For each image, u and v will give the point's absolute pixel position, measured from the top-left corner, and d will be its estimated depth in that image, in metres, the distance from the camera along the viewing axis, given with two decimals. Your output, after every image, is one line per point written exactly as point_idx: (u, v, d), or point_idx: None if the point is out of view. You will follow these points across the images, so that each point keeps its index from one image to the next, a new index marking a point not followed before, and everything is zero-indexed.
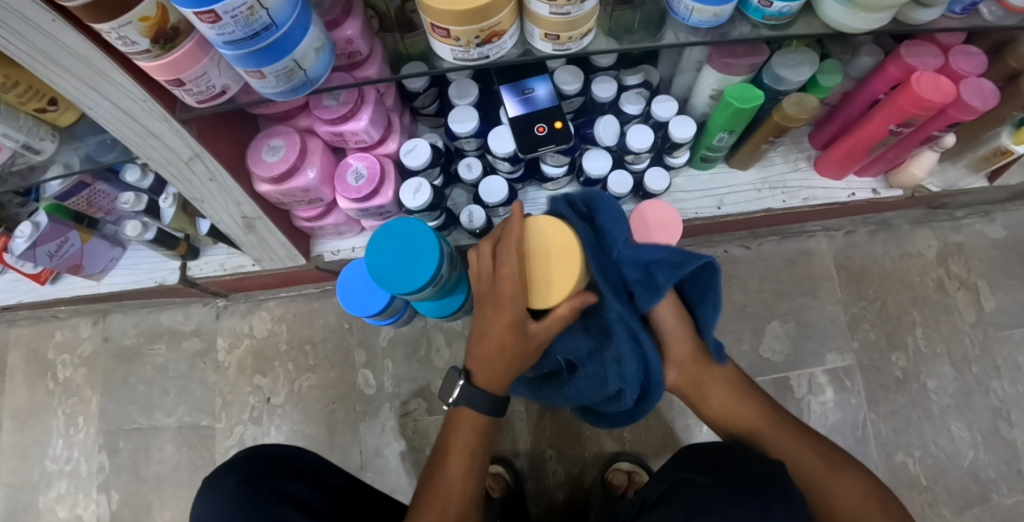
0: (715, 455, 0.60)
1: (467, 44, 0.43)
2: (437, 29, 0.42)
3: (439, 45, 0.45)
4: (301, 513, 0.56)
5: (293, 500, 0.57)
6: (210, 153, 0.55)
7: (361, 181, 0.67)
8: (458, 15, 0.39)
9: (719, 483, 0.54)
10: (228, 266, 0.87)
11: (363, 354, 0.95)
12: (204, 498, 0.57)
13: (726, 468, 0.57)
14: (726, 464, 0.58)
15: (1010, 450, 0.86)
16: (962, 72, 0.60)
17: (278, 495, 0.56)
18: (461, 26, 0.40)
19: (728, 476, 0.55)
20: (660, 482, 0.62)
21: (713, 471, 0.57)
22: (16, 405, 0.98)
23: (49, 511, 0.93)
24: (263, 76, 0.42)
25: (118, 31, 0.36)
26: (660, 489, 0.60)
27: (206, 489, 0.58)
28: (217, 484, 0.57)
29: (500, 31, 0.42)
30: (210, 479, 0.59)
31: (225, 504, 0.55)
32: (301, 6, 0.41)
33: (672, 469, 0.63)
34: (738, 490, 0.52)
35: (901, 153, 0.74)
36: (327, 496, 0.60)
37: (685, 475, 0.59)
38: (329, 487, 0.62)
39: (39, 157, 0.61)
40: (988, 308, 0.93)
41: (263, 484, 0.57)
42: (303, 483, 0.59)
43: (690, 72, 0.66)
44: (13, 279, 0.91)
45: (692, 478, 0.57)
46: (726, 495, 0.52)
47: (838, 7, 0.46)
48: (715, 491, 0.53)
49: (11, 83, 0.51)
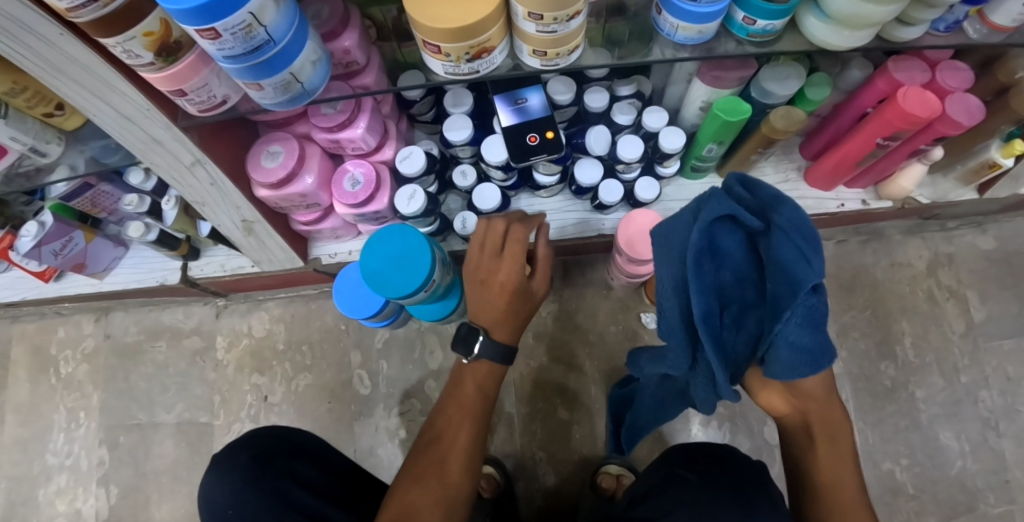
0: (700, 452, 0.62)
1: (457, 60, 0.45)
2: (428, 45, 0.43)
3: (432, 61, 0.46)
4: (311, 495, 0.58)
5: (300, 480, 0.59)
6: (211, 159, 0.56)
7: (358, 187, 0.68)
8: (448, 32, 0.40)
9: (704, 481, 0.56)
10: (228, 267, 0.89)
11: (359, 354, 0.96)
12: (211, 476, 0.59)
13: (711, 469, 0.58)
14: (711, 461, 0.59)
15: (997, 460, 0.87)
16: (949, 87, 0.61)
17: (284, 473, 0.59)
18: (450, 43, 0.42)
19: (711, 473, 0.57)
20: (648, 477, 0.63)
21: (698, 467, 0.59)
22: (19, 400, 1.00)
23: (49, 504, 0.95)
24: (261, 88, 0.44)
25: (123, 45, 0.38)
26: (648, 483, 0.62)
27: (215, 465, 0.59)
28: (226, 461, 0.59)
29: (489, 47, 0.44)
30: (218, 456, 0.60)
31: (234, 479, 0.57)
32: (299, 22, 0.42)
33: (660, 466, 0.63)
34: (723, 490, 0.54)
35: (889, 166, 0.75)
36: (330, 477, 0.62)
37: (671, 471, 0.60)
38: (334, 470, 0.64)
39: (45, 160, 0.63)
40: (978, 319, 0.94)
41: (272, 462, 0.59)
42: (310, 464, 0.62)
43: (681, 83, 0.68)
44: (18, 276, 0.93)
45: (679, 474, 0.59)
46: (712, 493, 0.54)
47: (819, 24, 0.48)
48: (702, 489, 0.55)
49: (19, 89, 0.52)
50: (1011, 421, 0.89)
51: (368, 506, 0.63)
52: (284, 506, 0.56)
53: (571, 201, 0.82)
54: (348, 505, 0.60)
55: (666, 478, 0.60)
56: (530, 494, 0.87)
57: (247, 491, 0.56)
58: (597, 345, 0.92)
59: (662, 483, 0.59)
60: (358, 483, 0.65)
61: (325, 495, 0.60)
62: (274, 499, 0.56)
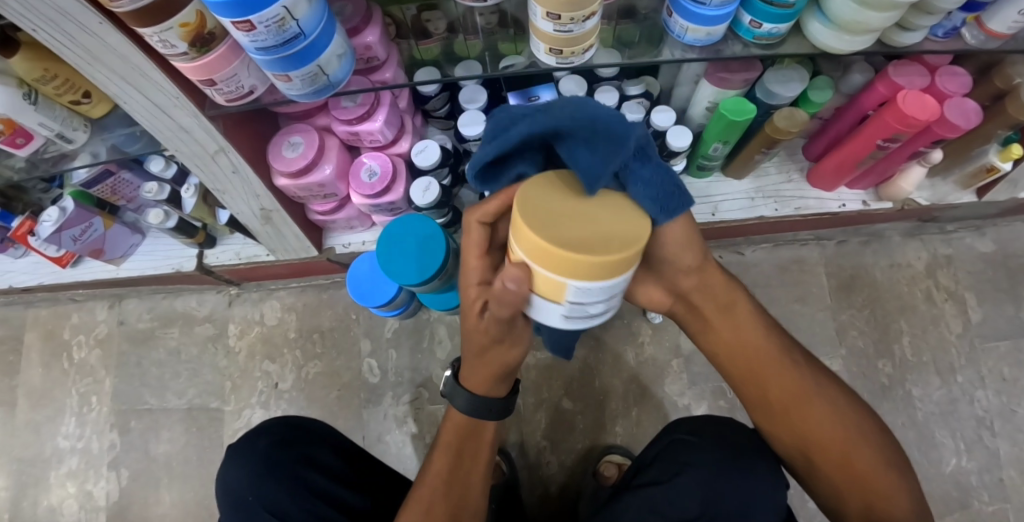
0: (703, 417, 0.63)
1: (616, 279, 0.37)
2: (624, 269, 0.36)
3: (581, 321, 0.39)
4: (327, 479, 0.61)
5: (316, 465, 0.62)
6: (234, 147, 0.59)
7: (374, 179, 0.71)
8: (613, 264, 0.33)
9: (712, 445, 0.58)
10: (243, 255, 0.91)
11: (368, 343, 0.98)
12: (229, 464, 0.61)
13: (715, 427, 0.61)
14: (715, 422, 0.61)
15: (991, 458, 0.89)
16: (947, 91, 0.63)
17: (303, 459, 0.61)
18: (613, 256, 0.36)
19: (717, 435, 0.59)
20: (652, 446, 0.65)
21: (700, 429, 0.61)
22: (31, 384, 1.02)
23: (60, 486, 0.97)
24: (288, 80, 0.46)
25: (160, 35, 0.40)
26: (652, 451, 0.64)
27: (234, 455, 0.62)
28: (244, 449, 0.62)
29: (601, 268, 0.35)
30: (237, 444, 0.63)
31: (254, 465, 0.60)
32: (327, 17, 0.44)
33: (662, 433, 0.66)
34: (727, 454, 0.57)
35: (889, 168, 0.77)
36: (343, 459, 0.65)
37: (676, 436, 0.62)
38: (349, 453, 0.66)
39: (70, 146, 0.65)
40: (975, 320, 0.96)
41: (291, 448, 0.62)
42: (328, 449, 0.64)
43: (689, 84, 0.70)
44: (35, 262, 0.95)
45: (684, 440, 0.61)
46: (719, 458, 0.57)
47: (822, 28, 0.50)
48: (707, 456, 0.58)
49: (49, 76, 0.55)
50: (1006, 421, 0.91)
51: (385, 478, 0.66)
52: (301, 489, 0.59)
53: None
54: (369, 487, 0.63)
55: (670, 443, 0.62)
56: (535, 479, 0.89)
57: (269, 475, 0.59)
58: (601, 339, 0.95)
59: (668, 449, 0.61)
60: (376, 466, 0.66)
61: (343, 482, 0.62)
62: (292, 483, 0.59)
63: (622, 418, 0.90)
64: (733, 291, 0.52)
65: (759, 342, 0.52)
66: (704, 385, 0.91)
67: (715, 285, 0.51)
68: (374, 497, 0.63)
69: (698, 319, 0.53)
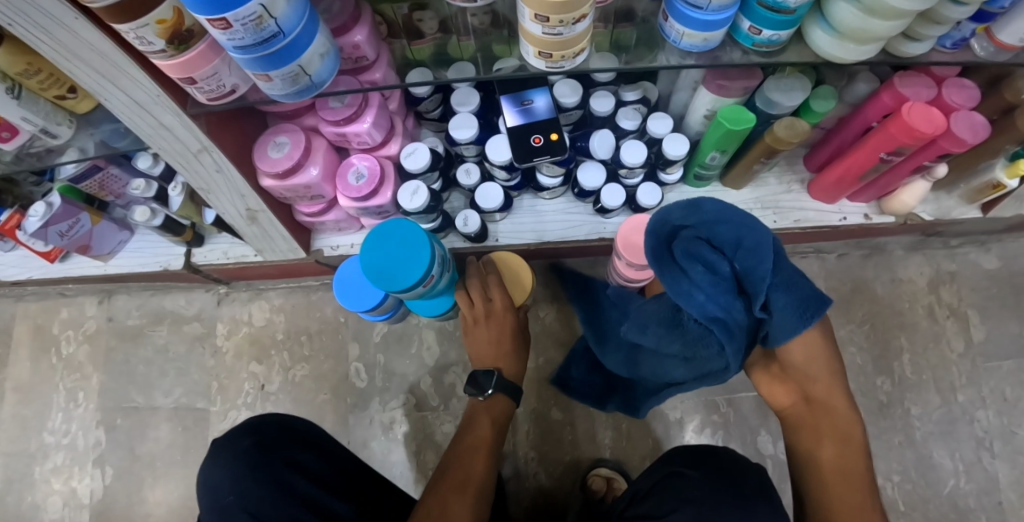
0: (699, 450, 0.62)
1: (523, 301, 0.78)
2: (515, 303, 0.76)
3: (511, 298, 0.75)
4: (309, 482, 0.59)
5: (299, 467, 0.60)
6: (218, 147, 0.57)
7: (362, 181, 0.69)
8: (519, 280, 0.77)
9: (708, 479, 0.57)
10: (231, 255, 0.90)
11: (356, 347, 0.97)
12: (213, 462, 0.60)
13: (712, 463, 0.60)
14: (709, 456, 0.61)
15: (991, 481, 0.87)
16: (954, 104, 0.61)
17: (286, 461, 0.60)
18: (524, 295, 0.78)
19: (712, 469, 0.58)
20: (647, 476, 0.63)
21: (699, 464, 0.60)
22: (19, 378, 1.01)
23: (45, 482, 0.96)
24: (269, 79, 0.45)
25: (136, 32, 0.39)
26: (647, 482, 0.62)
27: (214, 456, 0.61)
28: (227, 448, 0.61)
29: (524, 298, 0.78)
30: (222, 442, 0.62)
31: (235, 464, 0.59)
32: (309, 15, 0.43)
33: (658, 464, 0.64)
34: (725, 487, 0.56)
35: (893, 182, 0.75)
36: (330, 465, 0.63)
37: (673, 469, 0.60)
38: (335, 459, 0.64)
39: (55, 141, 0.63)
40: (977, 338, 0.94)
41: (274, 449, 0.60)
42: (313, 453, 0.63)
43: (687, 91, 0.68)
44: (24, 256, 0.94)
45: (681, 473, 0.59)
46: (711, 490, 0.55)
47: (826, 37, 0.48)
48: (705, 487, 0.56)
49: (33, 70, 0.53)
50: (1006, 442, 0.88)
51: (372, 488, 0.65)
52: (280, 491, 0.57)
53: (573, 204, 0.83)
54: (354, 493, 0.62)
55: (665, 475, 0.60)
56: (522, 489, 0.87)
57: (250, 478, 0.57)
58: None
59: (663, 481, 0.59)
60: (363, 473, 0.65)
61: (328, 488, 0.60)
62: (275, 486, 0.57)
63: (613, 431, 0.89)
64: (849, 420, 0.58)
65: (855, 478, 0.55)
66: (698, 398, 0.89)
67: (839, 417, 0.58)
68: (357, 504, 0.61)
69: (806, 429, 0.60)
